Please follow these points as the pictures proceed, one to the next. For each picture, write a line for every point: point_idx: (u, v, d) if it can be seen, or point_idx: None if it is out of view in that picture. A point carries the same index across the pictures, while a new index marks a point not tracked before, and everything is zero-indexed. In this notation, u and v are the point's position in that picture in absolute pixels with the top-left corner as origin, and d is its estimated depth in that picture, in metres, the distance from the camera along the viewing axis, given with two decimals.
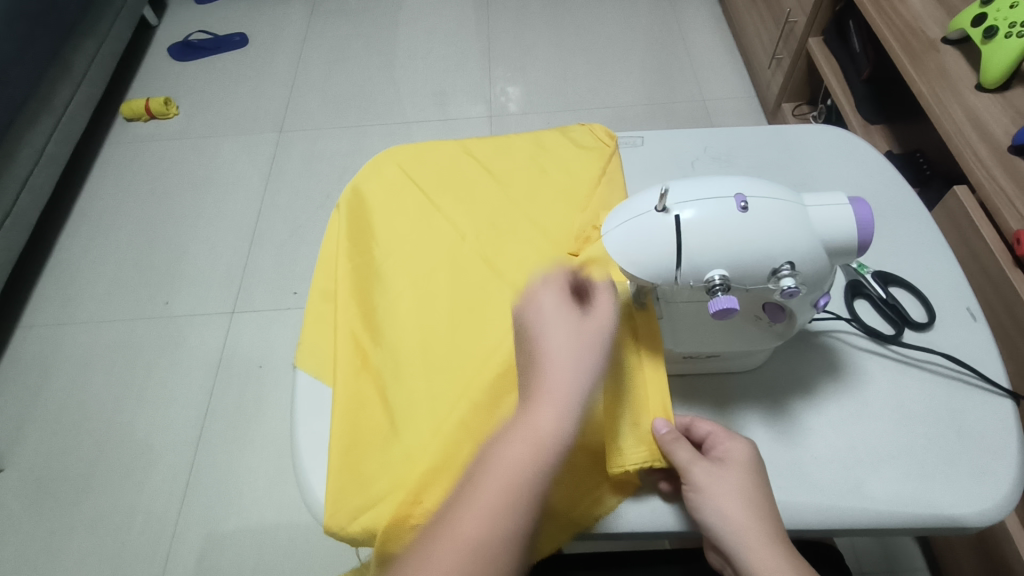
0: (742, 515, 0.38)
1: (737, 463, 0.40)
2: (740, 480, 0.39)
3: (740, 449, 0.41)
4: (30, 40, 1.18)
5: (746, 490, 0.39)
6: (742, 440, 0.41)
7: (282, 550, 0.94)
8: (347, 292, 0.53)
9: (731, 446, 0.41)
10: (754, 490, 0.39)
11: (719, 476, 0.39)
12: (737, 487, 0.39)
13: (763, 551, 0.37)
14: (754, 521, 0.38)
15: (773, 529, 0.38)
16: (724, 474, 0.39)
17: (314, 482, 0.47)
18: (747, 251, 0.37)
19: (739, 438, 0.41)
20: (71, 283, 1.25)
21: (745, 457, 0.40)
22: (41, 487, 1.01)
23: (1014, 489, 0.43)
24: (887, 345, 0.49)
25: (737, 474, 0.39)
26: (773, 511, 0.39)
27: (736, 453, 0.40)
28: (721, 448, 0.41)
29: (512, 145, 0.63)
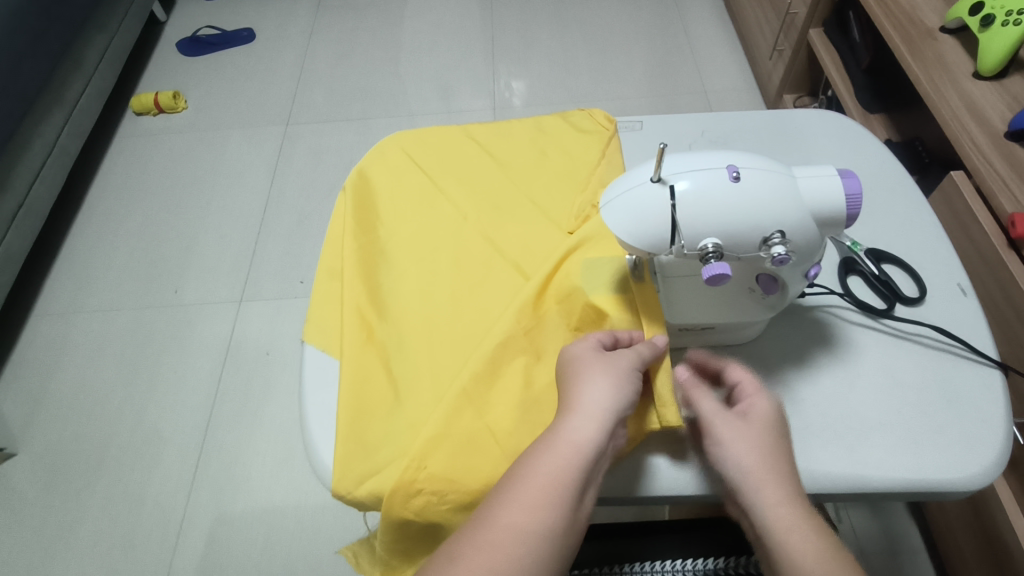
0: (763, 466, 0.38)
1: (760, 418, 0.40)
2: (762, 433, 0.40)
3: (764, 404, 0.41)
4: (43, 34, 1.21)
5: (767, 443, 0.39)
6: (768, 397, 0.42)
7: (290, 531, 0.96)
8: (353, 270, 0.55)
9: (755, 401, 0.42)
10: (777, 444, 0.39)
11: (741, 426, 0.40)
12: (759, 440, 0.39)
13: (783, 505, 0.36)
14: (772, 471, 0.38)
15: (793, 484, 0.38)
16: (745, 425, 0.40)
17: (321, 450, 0.49)
18: (739, 220, 0.38)
19: (765, 394, 0.42)
20: (83, 273, 1.27)
21: (769, 412, 0.41)
22: (55, 469, 1.03)
23: (1001, 455, 0.44)
24: (879, 319, 0.50)
25: (759, 427, 0.40)
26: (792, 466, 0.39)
27: (761, 407, 0.41)
28: (745, 402, 0.42)
29: (514, 130, 0.65)
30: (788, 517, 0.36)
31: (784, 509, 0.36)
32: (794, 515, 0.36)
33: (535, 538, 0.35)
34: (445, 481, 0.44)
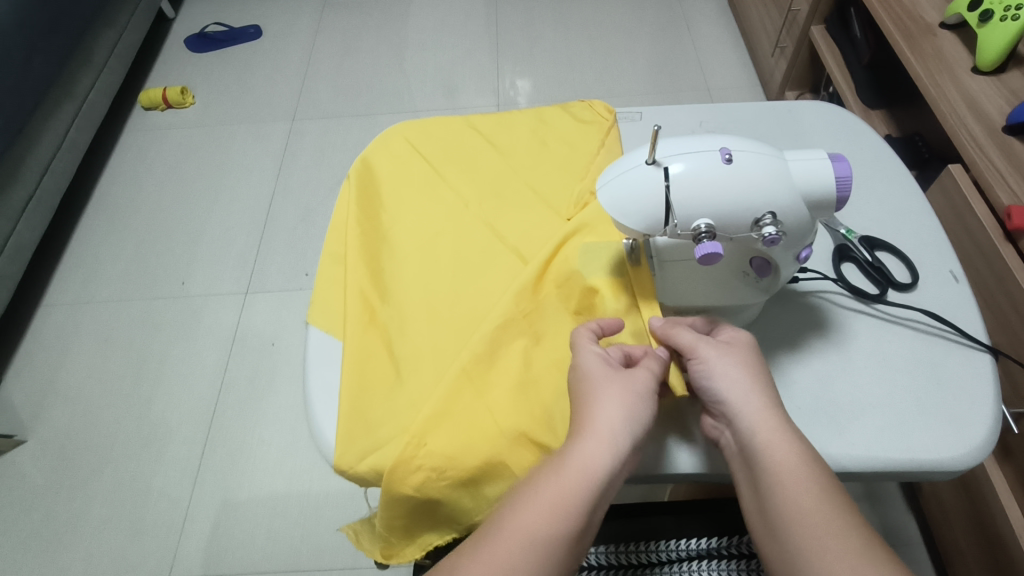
0: (752, 391, 0.41)
1: (740, 345, 0.43)
2: (743, 358, 0.42)
3: (743, 334, 0.44)
4: (54, 29, 1.22)
5: (748, 365, 0.42)
6: (743, 331, 0.45)
7: (293, 519, 0.97)
8: (356, 254, 0.56)
9: (735, 332, 0.44)
10: (760, 368, 0.42)
11: (726, 352, 0.42)
12: (744, 367, 0.42)
13: (774, 423, 0.40)
14: (757, 389, 0.41)
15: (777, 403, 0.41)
16: (730, 350, 0.43)
17: (324, 427, 0.50)
18: (731, 201, 0.39)
19: (740, 330, 0.45)
20: (91, 264, 1.29)
21: (749, 341, 0.44)
22: (62, 456, 1.05)
23: (990, 435, 0.45)
24: (872, 305, 0.51)
25: (740, 352, 0.43)
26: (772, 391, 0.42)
27: (741, 336, 0.44)
28: (725, 332, 0.45)
29: (515, 120, 0.66)
30: (779, 433, 0.39)
31: (775, 425, 0.40)
32: (783, 431, 0.39)
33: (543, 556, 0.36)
34: (445, 458, 0.45)
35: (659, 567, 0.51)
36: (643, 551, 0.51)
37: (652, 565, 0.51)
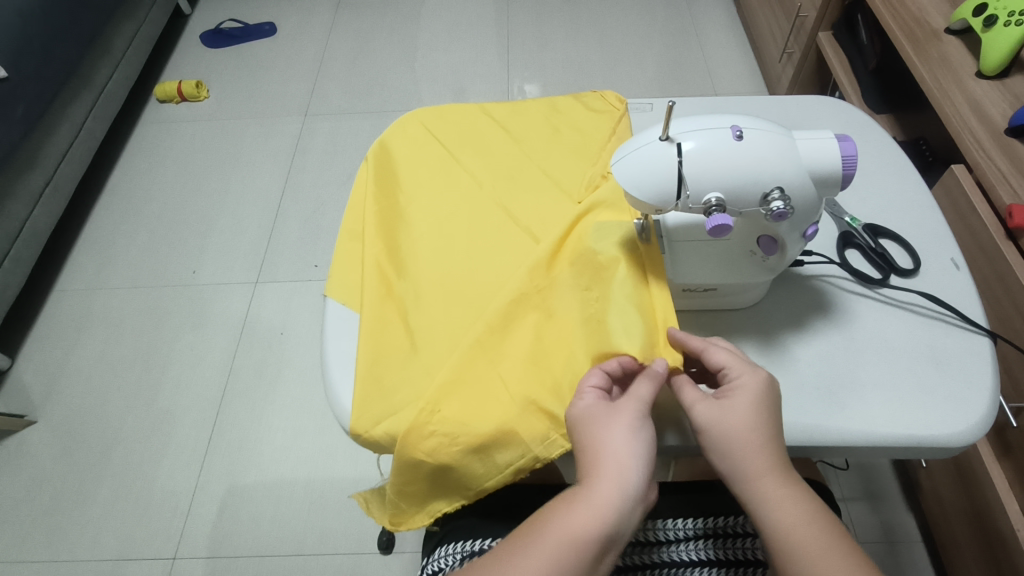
0: (754, 460, 0.41)
1: (746, 400, 0.42)
2: (747, 421, 0.42)
3: (753, 369, 0.44)
4: (74, 19, 1.25)
5: (751, 428, 0.42)
6: (758, 374, 0.43)
7: (299, 504, 0.98)
8: (374, 230, 0.58)
9: (744, 368, 0.44)
10: (767, 416, 0.42)
11: (728, 414, 0.42)
12: (747, 428, 0.42)
13: (780, 491, 0.41)
14: (759, 456, 0.41)
15: (783, 461, 0.42)
16: (732, 412, 0.42)
17: (341, 393, 0.52)
18: (741, 176, 0.41)
19: (755, 371, 0.44)
20: (104, 252, 1.30)
21: (759, 379, 0.43)
22: (72, 437, 1.06)
23: (987, 415, 0.46)
24: (874, 288, 0.53)
25: (743, 414, 0.42)
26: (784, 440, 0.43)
27: (749, 373, 0.43)
28: (731, 368, 0.44)
29: (528, 109, 0.68)
30: (783, 501, 0.40)
31: (781, 493, 0.40)
32: (790, 499, 0.40)
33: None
34: (457, 424, 0.46)
35: (663, 545, 0.51)
36: (648, 528, 0.51)
37: (657, 543, 0.50)
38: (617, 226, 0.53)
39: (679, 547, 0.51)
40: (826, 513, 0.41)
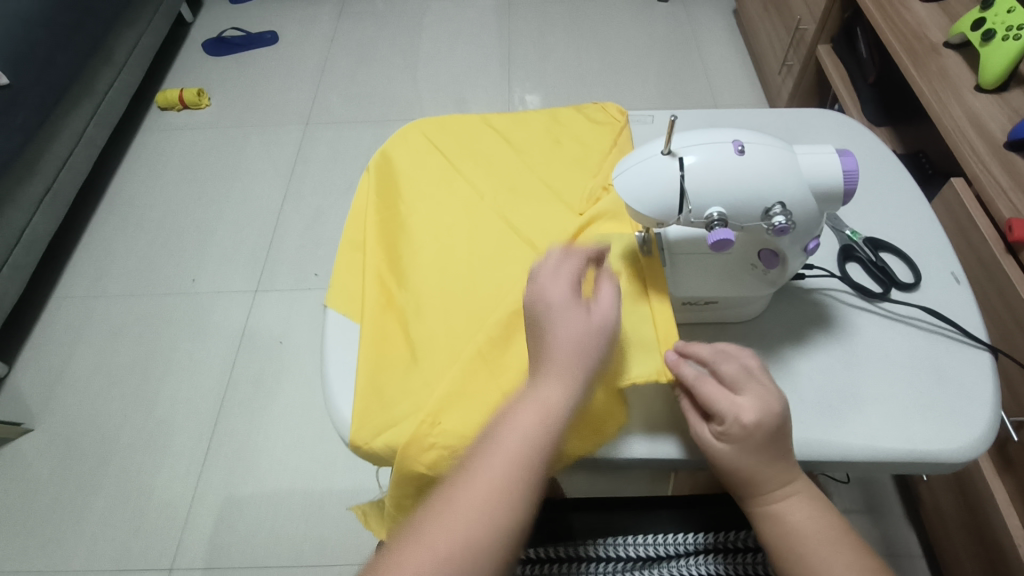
0: (748, 484, 0.43)
1: (735, 437, 0.42)
2: (736, 455, 0.42)
3: (748, 414, 0.41)
4: (76, 28, 1.25)
5: (741, 461, 0.42)
6: (750, 408, 0.41)
7: (297, 514, 0.98)
8: (375, 242, 0.59)
9: (739, 413, 0.41)
10: (760, 453, 0.42)
11: (718, 447, 0.43)
12: (738, 460, 0.42)
13: (771, 508, 0.43)
14: (754, 481, 0.42)
15: (777, 482, 0.42)
16: (720, 447, 0.42)
17: (341, 404, 0.52)
18: (742, 191, 0.41)
19: (749, 404, 0.41)
20: (103, 260, 1.30)
21: (754, 425, 0.41)
22: (69, 446, 1.06)
23: (988, 430, 0.46)
24: (875, 302, 0.52)
25: (733, 448, 0.42)
26: (781, 458, 0.42)
27: (744, 422, 0.41)
28: (725, 413, 0.42)
29: (530, 120, 0.69)
30: (776, 521, 0.42)
31: (773, 512, 0.43)
32: (783, 518, 0.42)
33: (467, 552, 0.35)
34: (457, 436, 0.46)
35: (664, 561, 0.50)
36: (648, 543, 0.51)
37: (659, 558, 0.50)
38: (618, 237, 0.53)
39: (681, 562, 0.50)
40: (821, 524, 0.42)
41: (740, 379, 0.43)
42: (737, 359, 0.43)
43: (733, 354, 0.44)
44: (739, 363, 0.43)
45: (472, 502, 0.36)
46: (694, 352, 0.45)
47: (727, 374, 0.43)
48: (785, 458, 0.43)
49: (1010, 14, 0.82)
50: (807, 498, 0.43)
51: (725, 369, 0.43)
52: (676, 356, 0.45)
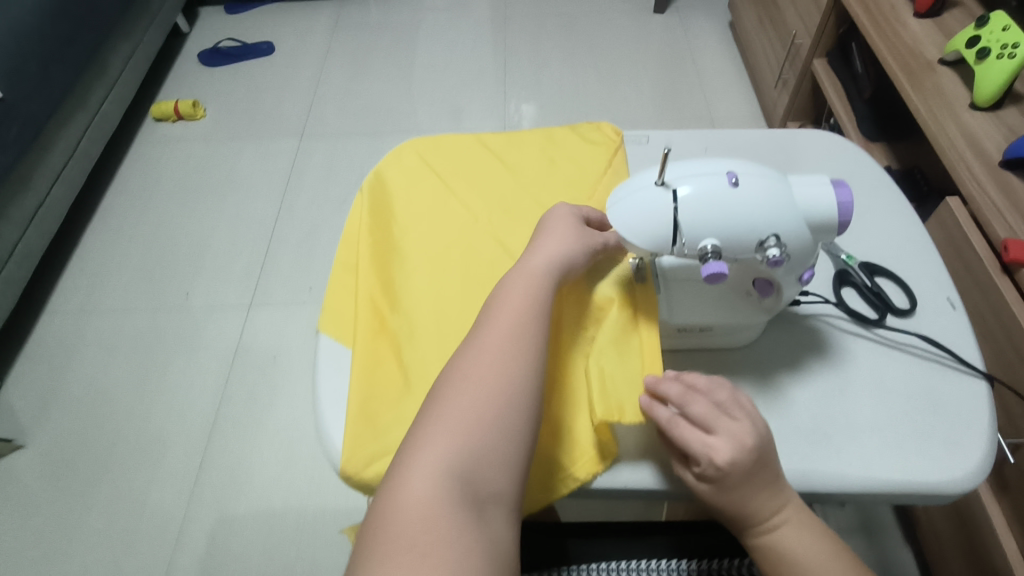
0: (740, 521, 0.43)
1: (714, 478, 0.42)
2: (720, 496, 0.43)
3: (720, 455, 0.42)
4: (71, 41, 1.25)
5: (725, 501, 0.43)
6: (721, 450, 0.42)
7: (290, 534, 0.97)
8: (367, 263, 0.58)
9: (712, 454, 0.42)
10: (740, 490, 0.42)
11: (702, 489, 0.43)
12: (723, 500, 0.43)
13: (764, 538, 0.43)
14: (743, 517, 0.43)
15: (765, 514, 0.42)
16: (704, 489, 0.43)
17: (332, 433, 0.51)
18: (736, 223, 0.41)
19: (721, 445, 0.42)
20: (96, 274, 1.30)
21: (727, 466, 0.41)
22: (60, 464, 1.05)
23: (985, 460, 0.45)
24: (871, 328, 0.52)
25: (715, 490, 0.43)
26: (766, 489, 0.42)
27: (717, 463, 0.42)
28: (699, 455, 0.42)
29: (524, 140, 0.69)
30: (771, 551, 0.42)
31: (766, 542, 0.43)
32: (777, 547, 0.42)
33: (459, 464, 0.41)
34: None
35: None
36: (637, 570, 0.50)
37: None
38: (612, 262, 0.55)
39: None
40: (816, 548, 0.42)
41: (711, 417, 0.43)
42: (707, 398, 0.44)
43: (702, 390, 0.45)
44: (707, 402, 0.44)
45: (486, 349, 0.46)
46: (663, 391, 0.45)
47: (696, 414, 0.43)
48: (772, 487, 0.43)
49: (1005, 32, 0.82)
50: (800, 524, 0.43)
51: (694, 410, 0.43)
52: (648, 398, 0.46)
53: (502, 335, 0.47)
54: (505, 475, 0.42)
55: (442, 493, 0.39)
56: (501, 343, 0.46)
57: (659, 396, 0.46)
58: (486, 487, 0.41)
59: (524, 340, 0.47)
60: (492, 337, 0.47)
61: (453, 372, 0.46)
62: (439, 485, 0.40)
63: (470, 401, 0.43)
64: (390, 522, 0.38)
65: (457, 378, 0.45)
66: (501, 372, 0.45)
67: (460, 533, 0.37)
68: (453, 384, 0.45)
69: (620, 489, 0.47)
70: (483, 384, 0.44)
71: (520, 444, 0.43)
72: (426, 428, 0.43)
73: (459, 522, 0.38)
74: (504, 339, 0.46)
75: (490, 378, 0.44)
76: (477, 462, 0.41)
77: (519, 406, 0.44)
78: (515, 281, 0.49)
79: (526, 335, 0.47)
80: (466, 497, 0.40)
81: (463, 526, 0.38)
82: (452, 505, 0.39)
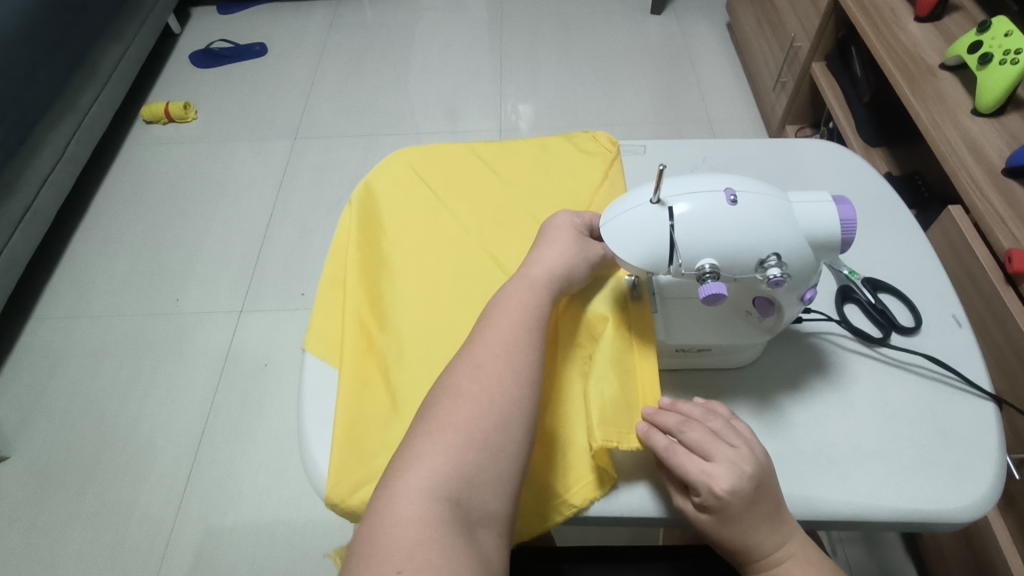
0: (742, 555, 0.41)
1: (714, 509, 0.40)
2: (720, 529, 0.41)
3: (719, 482, 0.40)
4: (59, 42, 1.23)
5: (726, 534, 0.41)
6: (721, 479, 0.40)
7: (280, 547, 0.95)
8: (355, 280, 0.57)
9: (711, 482, 0.40)
10: (741, 520, 0.40)
11: (702, 521, 0.42)
12: (724, 533, 0.41)
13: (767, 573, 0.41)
14: (747, 550, 0.41)
15: (769, 546, 0.41)
16: (704, 521, 0.41)
17: (317, 458, 0.50)
18: (734, 243, 0.39)
19: (719, 474, 0.40)
20: (85, 279, 1.27)
21: (727, 494, 0.40)
22: (45, 474, 1.03)
23: (993, 486, 0.44)
24: (874, 347, 0.51)
25: (715, 522, 0.41)
26: (768, 520, 0.41)
27: (716, 491, 0.40)
28: (698, 483, 0.41)
29: (518, 150, 0.69)
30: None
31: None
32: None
33: (450, 484, 0.39)
34: None
35: None
36: None
37: None
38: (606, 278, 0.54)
39: None
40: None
41: (708, 444, 0.42)
42: (704, 425, 0.43)
43: (699, 419, 0.44)
44: (704, 429, 0.42)
45: (482, 361, 0.44)
46: (662, 421, 0.44)
47: (693, 441, 0.42)
48: (773, 518, 0.41)
49: (1007, 37, 0.80)
50: (803, 558, 0.41)
51: (691, 437, 0.42)
52: (646, 427, 0.45)
53: (496, 349, 0.45)
54: (498, 495, 0.40)
55: (431, 515, 0.37)
56: (498, 352, 0.45)
57: (657, 426, 0.45)
58: (478, 507, 0.39)
59: (519, 353, 0.45)
60: (486, 351, 0.45)
61: (445, 386, 0.44)
62: (428, 506, 0.38)
63: (461, 417, 0.42)
64: (375, 545, 0.37)
65: (449, 391, 0.43)
66: (495, 386, 0.43)
67: (448, 558, 0.36)
68: (445, 400, 0.43)
69: (617, 517, 0.45)
70: (476, 400, 0.42)
71: (515, 462, 0.41)
72: (416, 445, 0.41)
73: (445, 545, 0.36)
74: (500, 350, 0.45)
75: (483, 393, 0.43)
76: (469, 482, 0.39)
77: (515, 420, 0.42)
78: (510, 293, 0.48)
79: (521, 348, 0.45)
80: (456, 519, 0.38)
81: (452, 549, 0.36)
82: (441, 528, 0.37)
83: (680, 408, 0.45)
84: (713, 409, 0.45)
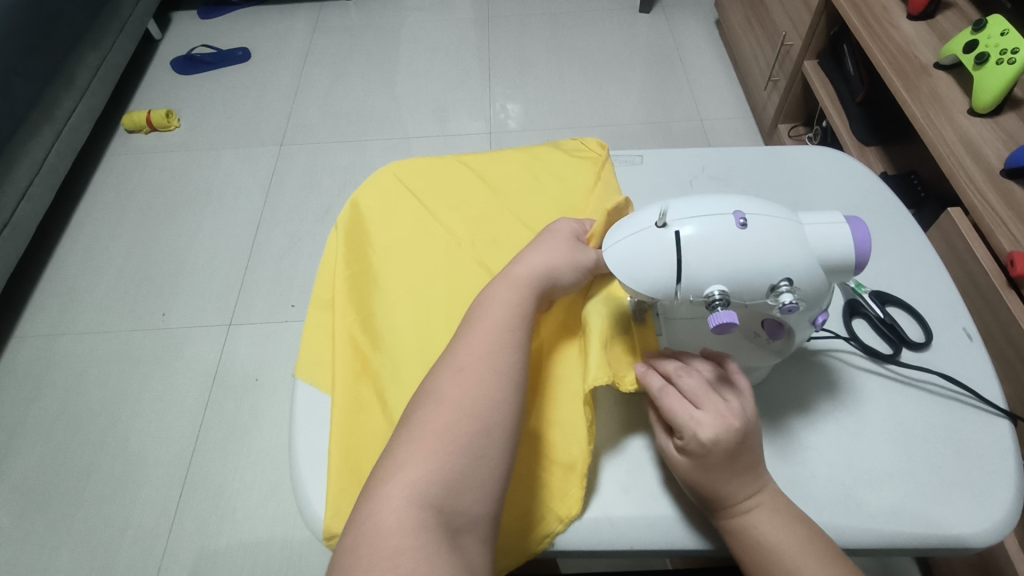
0: (710, 497, 0.40)
1: (692, 447, 0.40)
2: (691, 467, 0.40)
3: (705, 430, 0.39)
4: (33, 51, 1.19)
5: (697, 473, 0.40)
6: (708, 420, 0.40)
7: (274, 566, 0.93)
8: (345, 299, 0.56)
9: (696, 428, 0.40)
10: (719, 470, 0.40)
11: (676, 458, 0.41)
12: (694, 472, 0.40)
13: (736, 522, 0.40)
14: (715, 493, 0.40)
15: (739, 496, 0.40)
16: (678, 458, 0.41)
17: (311, 494, 0.48)
18: (744, 268, 0.38)
19: (709, 417, 0.40)
20: (68, 295, 1.24)
21: (710, 442, 0.39)
22: (32, 498, 1.00)
23: (1012, 509, 0.43)
24: (884, 364, 0.49)
25: (688, 460, 0.40)
26: (746, 473, 0.40)
27: (701, 437, 0.39)
28: (683, 427, 0.40)
29: (507, 158, 0.67)
30: (745, 537, 0.39)
31: (739, 528, 0.40)
32: (749, 534, 0.39)
33: (433, 492, 0.37)
34: None
35: None
36: None
37: None
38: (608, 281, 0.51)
39: None
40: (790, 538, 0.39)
41: (700, 393, 0.41)
42: (701, 373, 0.42)
43: (698, 368, 0.43)
44: (699, 377, 0.42)
45: (468, 361, 0.42)
46: (661, 365, 0.44)
47: (687, 388, 0.42)
48: (751, 472, 0.40)
49: (1003, 36, 0.78)
50: (773, 509, 0.40)
51: (686, 382, 0.42)
52: (643, 367, 0.45)
53: (477, 351, 0.43)
54: (483, 500, 0.38)
55: (413, 522, 0.35)
56: (481, 353, 0.43)
57: (656, 369, 0.44)
58: (461, 513, 0.37)
59: (502, 354, 0.43)
60: (468, 354, 0.43)
61: (427, 392, 0.42)
62: (411, 515, 0.36)
63: (442, 423, 0.39)
64: (359, 553, 0.35)
65: (430, 399, 0.41)
66: (477, 390, 0.41)
67: (436, 564, 0.34)
68: (427, 406, 0.41)
69: (616, 532, 0.44)
70: (458, 406, 0.40)
71: (499, 467, 0.39)
72: (398, 453, 0.39)
73: (430, 553, 0.34)
74: (485, 350, 0.43)
75: (465, 397, 0.41)
76: (452, 488, 0.37)
77: (500, 419, 0.40)
78: (493, 293, 0.46)
79: (502, 350, 0.43)
80: (439, 527, 0.36)
81: (435, 555, 0.34)
82: (425, 534, 0.35)
83: (684, 357, 0.45)
84: (719, 362, 0.44)
